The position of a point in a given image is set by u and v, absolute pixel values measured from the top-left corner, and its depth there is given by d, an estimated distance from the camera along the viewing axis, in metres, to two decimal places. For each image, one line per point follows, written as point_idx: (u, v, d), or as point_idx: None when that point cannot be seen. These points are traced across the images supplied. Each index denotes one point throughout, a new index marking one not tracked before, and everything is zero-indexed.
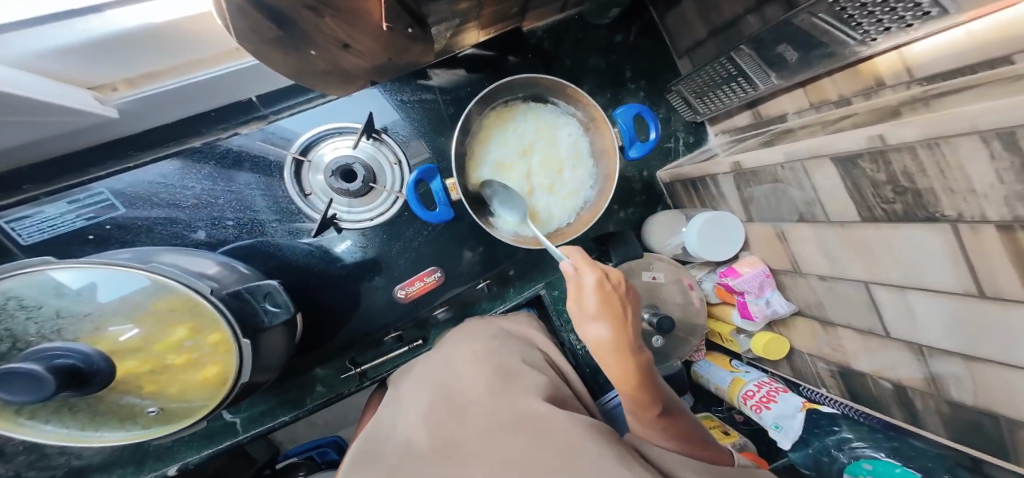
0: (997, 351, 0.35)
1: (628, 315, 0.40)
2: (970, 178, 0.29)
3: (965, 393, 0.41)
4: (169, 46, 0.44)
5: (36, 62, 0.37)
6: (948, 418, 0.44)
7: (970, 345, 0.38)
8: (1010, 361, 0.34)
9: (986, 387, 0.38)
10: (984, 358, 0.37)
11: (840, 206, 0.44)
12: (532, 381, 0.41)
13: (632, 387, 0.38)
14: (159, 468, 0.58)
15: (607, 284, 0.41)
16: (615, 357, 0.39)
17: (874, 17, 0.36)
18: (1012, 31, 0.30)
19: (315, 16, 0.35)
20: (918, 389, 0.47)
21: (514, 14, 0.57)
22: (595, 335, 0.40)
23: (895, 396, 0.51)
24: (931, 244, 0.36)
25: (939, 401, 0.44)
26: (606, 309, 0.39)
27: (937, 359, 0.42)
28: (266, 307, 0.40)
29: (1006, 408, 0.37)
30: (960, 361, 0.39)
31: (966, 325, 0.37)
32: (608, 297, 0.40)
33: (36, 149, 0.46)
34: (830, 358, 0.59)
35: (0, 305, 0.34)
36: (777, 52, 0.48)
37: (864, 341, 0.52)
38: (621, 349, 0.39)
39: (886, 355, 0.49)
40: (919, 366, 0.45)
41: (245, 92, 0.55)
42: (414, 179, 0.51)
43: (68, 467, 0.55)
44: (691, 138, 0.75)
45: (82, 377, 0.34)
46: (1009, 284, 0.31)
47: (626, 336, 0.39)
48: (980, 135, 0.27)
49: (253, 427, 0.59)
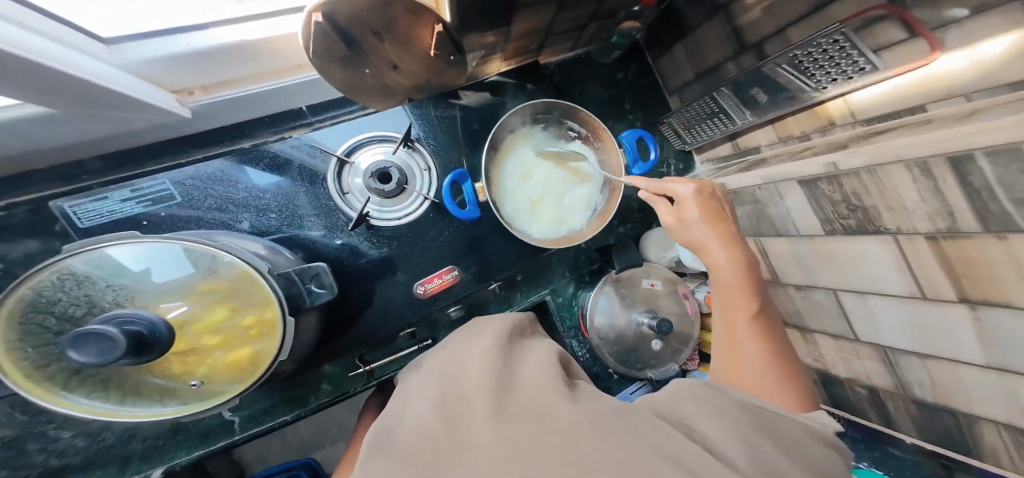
0: (945, 348, 0.42)
1: (727, 217, 0.52)
2: (902, 198, 0.38)
3: (927, 393, 0.47)
4: (234, 63, 0.50)
5: (147, 69, 0.45)
6: (917, 417, 0.50)
7: (924, 345, 0.45)
8: (962, 357, 0.41)
9: (943, 385, 0.45)
10: (935, 355, 0.44)
11: (808, 223, 0.52)
12: (542, 379, 0.40)
13: (731, 294, 0.47)
14: (142, 471, 0.58)
15: (705, 195, 0.54)
16: (720, 256, 0.49)
17: (825, 70, 0.46)
18: (924, 85, 0.39)
19: (377, 41, 0.43)
20: (888, 392, 0.53)
21: (533, 49, 0.66)
22: (702, 234, 0.51)
23: (871, 401, 0.56)
24: (882, 254, 0.44)
25: (906, 401, 0.50)
26: (706, 218, 0.51)
27: (899, 359, 0.49)
28: (311, 288, 0.45)
29: (963, 403, 0.43)
30: (920, 361, 0.46)
31: (916, 324, 0.44)
32: (707, 203, 0.53)
33: (72, 151, 0.50)
34: (812, 368, 0.65)
35: (84, 273, 0.38)
36: (751, 93, 0.56)
37: (839, 348, 0.58)
38: (716, 250, 0.49)
39: (859, 362, 0.56)
40: (888, 371, 0.51)
41: (297, 100, 0.61)
42: (449, 182, 0.59)
43: (45, 467, 0.54)
44: (682, 165, 0.79)
45: (146, 344, 0.36)
46: (944, 284, 0.38)
47: (730, 237, 0.50)
48: (905, 163, 0.36)
49: (251, 427, 0.61)
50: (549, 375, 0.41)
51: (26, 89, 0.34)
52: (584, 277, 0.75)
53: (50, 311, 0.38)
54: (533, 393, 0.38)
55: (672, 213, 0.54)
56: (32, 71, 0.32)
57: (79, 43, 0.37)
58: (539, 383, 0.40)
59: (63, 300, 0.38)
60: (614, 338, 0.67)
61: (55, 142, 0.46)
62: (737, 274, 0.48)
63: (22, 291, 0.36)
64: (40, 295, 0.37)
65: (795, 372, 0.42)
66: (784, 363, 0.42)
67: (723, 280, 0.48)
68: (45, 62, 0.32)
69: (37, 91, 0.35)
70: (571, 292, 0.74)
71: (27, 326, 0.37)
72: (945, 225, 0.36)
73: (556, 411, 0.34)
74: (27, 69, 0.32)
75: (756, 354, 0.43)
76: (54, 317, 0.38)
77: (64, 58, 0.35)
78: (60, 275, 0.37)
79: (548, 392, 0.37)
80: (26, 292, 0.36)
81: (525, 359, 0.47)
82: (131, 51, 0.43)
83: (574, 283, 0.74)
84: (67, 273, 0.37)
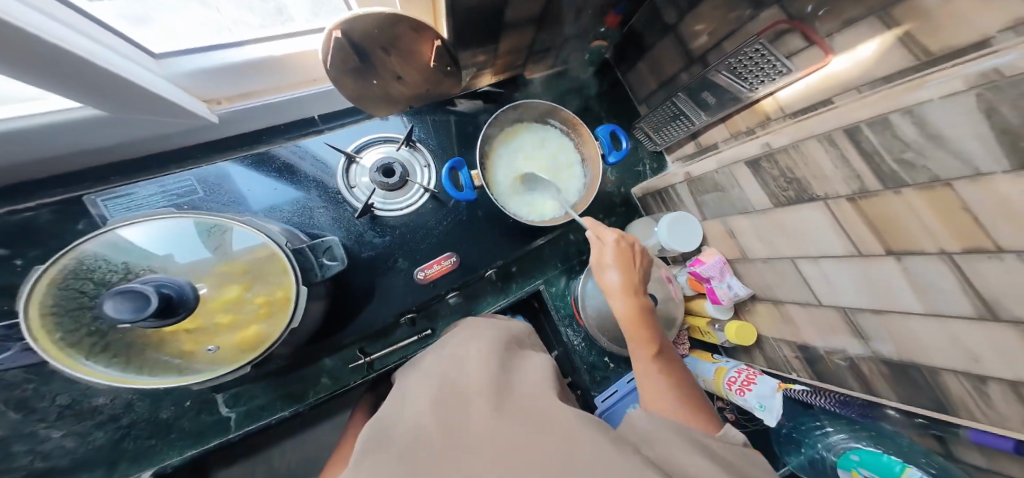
0: (895, 299, 0.45)
1: (637, 267, 0.59)
2: (825, 169, 0.46)
3: (890, 347, 0.49)
4: (263, 75, 0.58)
5: (186, 82, 0.52)
6: (887, 378, 0.50)
7: (873, 301, 0.48)
8: (911, 309, 0.44)
9: (904, 343, 0.46)
10: (885, 309, 0.47)
11: (761, 199, 0.59)
12: (535, 386, 0.46)
13: (634, 331, 0.54)
14: (129, 474, 0.57)
15: (624, 244, 0.60)
16: (620, 298, 0.57)
17: (755, 74, 0.57)
18: (824, 83, 0.49)
19: (385, 56, 0.52)
20: (863, 359, 0.53)
21: (519, 65, 0.76)
22: (611, 279, 0.58)
23: (851, 371, 0.56)
24: (822, 221, 0.50)
25: (876, 362, 0.51)
26: (618, 262, 0.58)
27: (857, 321, 0.51)
28: (323, 262, 0.53)
29: (925, 357, 0.44)
30: (874, 315, 0.49)
31: (867, 284, 0.48)
32: (622, 252, 0.59)
33: (71, 159, 0.55)
34: (792, 342, 0.65)
35: (127, 243, 0.44)
36: (702, 96, 0.67)
37: (815, 320, 0.59)
38: (619, 296, 0.57)
39: (836, 337, 0.57)
40: (851, 331, 0.53)
41: (311, 110, 0.69)
42: (447, 168, 0.64)
43: (29, 469, 0.54)
44: (655, 165, 0.90)
45: (172, 306, 0.39)
46: (872, 241, 0.44)
47: (631, 285, 0.57)
48: (817, 137, 0.46)
49: (247, 424, 0.62)
50: (545, 390, 0.45)
51: (83, 88, 0.42)
52: (574, 267, 0.81)
53: (88, 277, 0.42)
54: (531, 402, 0.42)
55: (596, 255, 0.60)
56: (80, 72, 0.39)
57: (133, 54, 0.45)
58: (532, 390, 0.45)
59: (103, 268, 0.42)
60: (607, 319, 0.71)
61: (105, 142, 0.54)
62: (635, 315, 0.55)
63: (69, 257, 0.41)
64: (82, 263, 0.42)
65: (694, 393, 0.47)
66: (684, 388, 0.47)
67: (626, 320, 0.55)
68: (96, 62, 0.39)
69: (91, 90, 0.42)
70: (564, 283, 0.79)
71: (66, 290, 0.41)
72: (858, 187, 0.43)
73: (549, 424, 0.38)
74: (77, 70, 0.39)
75: (659, 382, 0.48)
76: (92, 282, 0.42)
77: (114, 62, 0.42)
78: (109, 244, 0.43)
79: (544, 403, 0.42)
80: (70, 260, 0.41)
81: (522, 367, 0.51)
82: (174, 65, 0.50)
83: (565, 275, 0.80)
84: (114, 243, 0.44)
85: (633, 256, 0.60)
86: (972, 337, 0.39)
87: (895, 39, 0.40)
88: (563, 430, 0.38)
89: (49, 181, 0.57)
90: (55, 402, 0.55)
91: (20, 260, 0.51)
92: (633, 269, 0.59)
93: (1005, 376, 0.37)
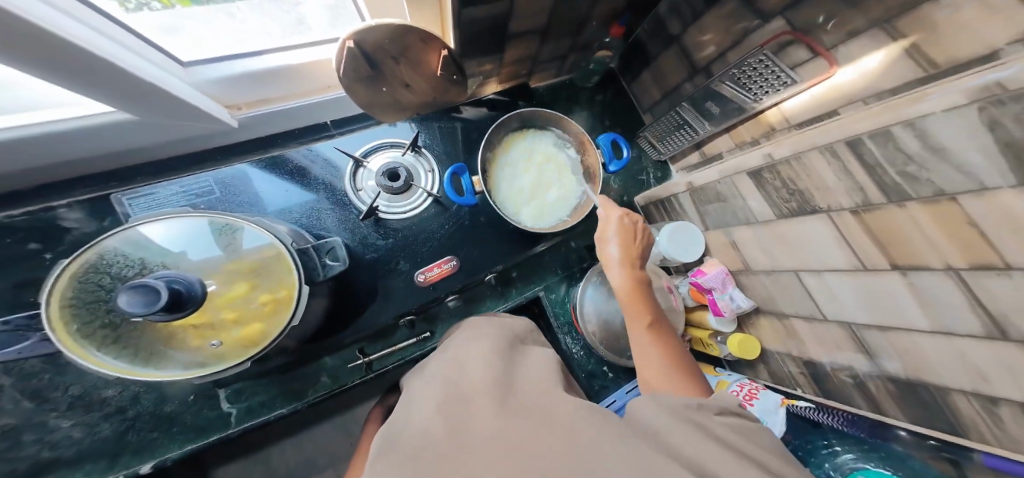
0: (897, 317, 0.45)
1: (638, 243, 0.59)
2: (827, 181, 0.46)
3: (898, 366, 0.47)
4: (280, 83, 0.60)
5: (210, 89, 0.55)
6: (896, 396, 0.49)
7: (879, 316, 0.47)
8: (916, 325, 0.43)
9: (912, 359, 0.45)
10: (892, 326, 0.46)
11: (763, 210, 0.58)
12: (538, 384, 0.45)
13: (631, 306, 0.55)
14: (131, 466, 0.59)
15: (629, 220, 0.60)
16: (619, 272, 0.57)
17: (760, 85, 0.57)
18: (828, 94, 0.49)
19: (393, 64, 0.53)
20: (875, 382, 0.51)
21: (524, 74, 0.78)
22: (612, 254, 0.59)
23: (858, 389, 0.54)
24: (825, 233, 0.49)
25: (884, 380, 0.50)
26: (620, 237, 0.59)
27: (864, 335, 0.50)
28: (326, 262, 0.54)
29: (932, 375, 0.43)
30: (880, 333, 0.48)
31: (870, 297, 0.47)
32: (626, 228, 0.60)
33: (100, 162, 0.58)
34: (797, 357, 0.64)
35: (144, 241, 0.46)
36: (707, 106, 0.68)
37: (818, 333, 0.58)
38: (618, 270, 0.58)
39: (841, 353, 0.55)
40: (858, 350, 0.52)
41: (323, 116, 0.71)
42: (449, 173, 0.66)
43: (36, 458, 0.56)
44: (660, 173, 0.90)
45: (179, 301, 0.41)
46: (875, 254, 0.43)
47: (631, 260, 0.58)
48: (819, 149, 0.46)
49: (246, 420, 0.63)
50: (545, 386, 0.45)
51: (113, 92, 0.44)
52: (575, 275, 0.81)
53: (106, 271, 0.44)
54: (533, 398, 0.42)
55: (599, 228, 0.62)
56: (110, 76, 0.41)
57: (160, 61, 0.48)
58: (535, 388, 0.44)
59: (121, 262, 0.45)
60: (604, 327, 0.71)
61: (128, 145, 0.57)
62: (634, 290, 0.56)
63: (92, 252, 0.44)
64: (101, 258, 0.44)
65: (687, 367, 0.48)
66: (678, 362, 0.48)
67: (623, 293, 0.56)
68: (124, 66, 0.41)
69: (121, 95, 0.45)
70: (564, 289, 0.79)
71: (85, 283, 0.44)
72: (861, 200, 0.43)
73: (552, 414, 0.39)
74: (110, 76, 0.41)
75: (652, 354, 0.49)
76: (109, 276, 0.44)
77: (142, 67, 0.44)
78: (127, 241, 0.46)
79: (548, 400, 0.41)
80: (93, 254, 0.44)
81: (524, 364, 0.50)
82: (199, 73, 0.53)
83: (566, 282, 0.80)
84: (133, 239, 0.46)
85: (636, 232, 0.60)
86: (981, 357, 0.37)
87: (900, 51, 0.40)
88: (563, 426, 0.37)
89: (73, 181, 0.60)
90: (68, 392, 0.58)
91: (44, 255, 0.54)
92: (635, 245, 0.59)
93: (1014, 397, 0.35)
